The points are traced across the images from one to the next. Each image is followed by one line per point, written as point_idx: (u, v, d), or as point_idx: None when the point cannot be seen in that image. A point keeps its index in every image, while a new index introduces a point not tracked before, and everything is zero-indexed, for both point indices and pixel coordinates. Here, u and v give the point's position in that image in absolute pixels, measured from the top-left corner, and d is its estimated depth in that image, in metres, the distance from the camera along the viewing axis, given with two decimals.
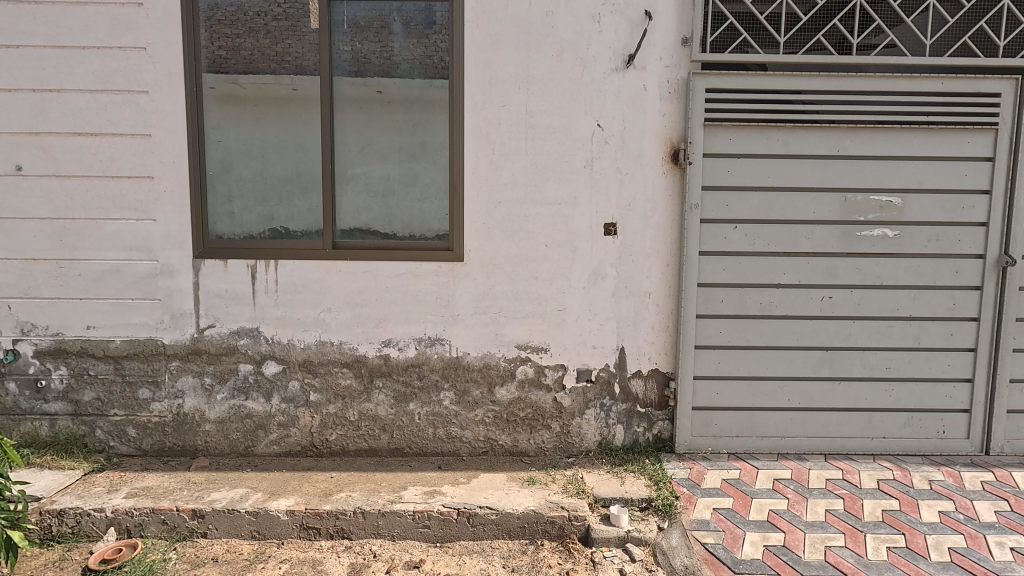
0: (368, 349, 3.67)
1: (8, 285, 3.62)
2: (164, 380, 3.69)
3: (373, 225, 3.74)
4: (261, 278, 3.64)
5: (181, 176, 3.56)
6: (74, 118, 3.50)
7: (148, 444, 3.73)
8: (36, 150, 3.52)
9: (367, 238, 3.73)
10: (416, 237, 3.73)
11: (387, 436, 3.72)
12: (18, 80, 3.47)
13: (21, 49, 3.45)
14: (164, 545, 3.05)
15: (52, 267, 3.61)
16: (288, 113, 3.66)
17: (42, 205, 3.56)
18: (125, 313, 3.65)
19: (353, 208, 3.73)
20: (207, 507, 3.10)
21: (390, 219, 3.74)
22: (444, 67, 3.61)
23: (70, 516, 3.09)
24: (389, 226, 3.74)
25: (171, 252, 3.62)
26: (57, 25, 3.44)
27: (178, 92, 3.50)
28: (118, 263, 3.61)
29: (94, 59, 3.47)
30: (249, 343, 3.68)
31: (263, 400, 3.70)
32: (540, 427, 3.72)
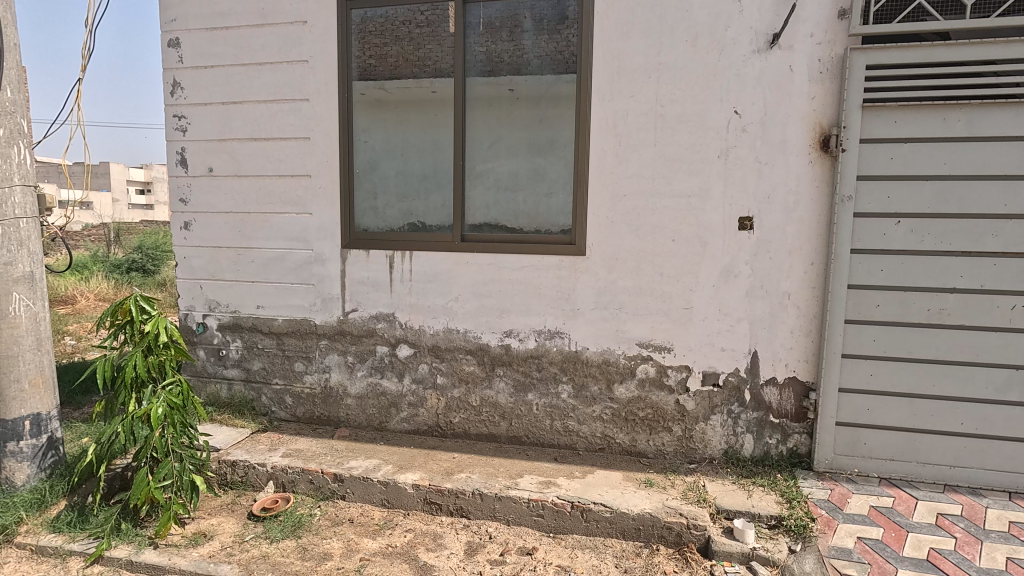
0: (491, 339, 3.81)
1: (201, 268, 4.31)
2: (316, 356, 4.15)
3: (499, 219, 3.86)
4: (398, 268, 3.94)
5: (334, 175, 3.97)
6: (252, 126, 4.05)
7: (300, 411, 4.23)
8: (223, 154, 4.14)
9: (493, 232, 3.86)
10: (540, 231, 3.78)
11: (506, 423, 3.84)
12: (212, 95, 4.10)
13: (215, 69, 4.08)
14: (311, 502, 3.44)
15: (233, 253, 4.22)
16: (426, 114, 3.91)
17: (227, 201, 4.18)
18: (286, 296, 4.16)
19: (481, 202, 3.88)
20: (346, 472, 3.44)
21: (515, 213, 3.83)
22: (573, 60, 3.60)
23: (240, 467, 3.61)
24: (514, 220, 3.83)
25: (323, 243, 4.05)
26: (242, 46, 4.00)
27: (333, 98, 3.90)
28: (282, 251, 4.13)
29: (268, 74, 3.98)
30: (385, 327, 4.00)
31: (397, 379, 4.01)
32: (661, 429, 3.59)
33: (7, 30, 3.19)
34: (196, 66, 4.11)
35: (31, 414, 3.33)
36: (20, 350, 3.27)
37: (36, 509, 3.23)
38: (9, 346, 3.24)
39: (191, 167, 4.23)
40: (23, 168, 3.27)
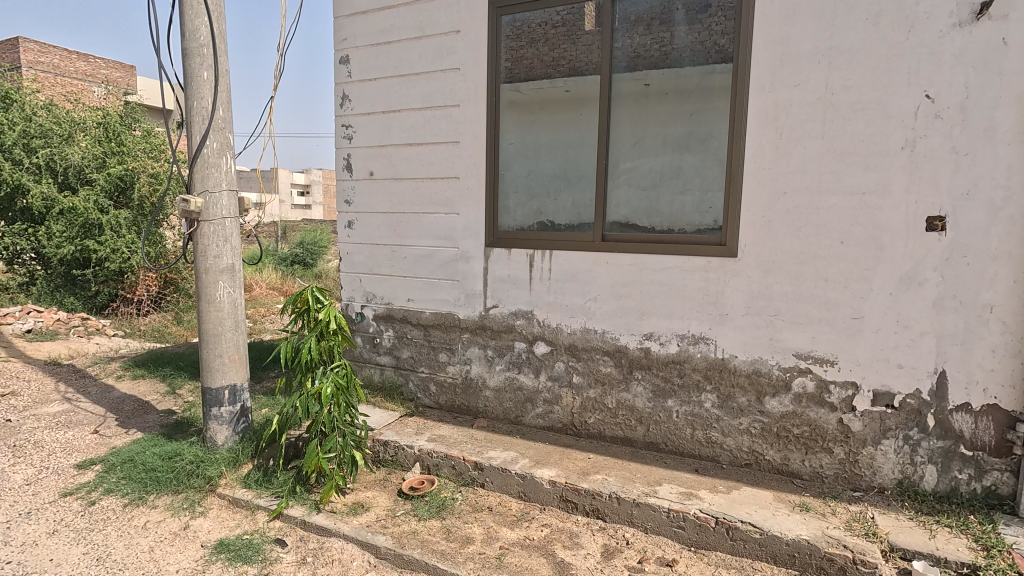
0: (629, 341, 3.73)
1: (361, 263, 4.76)
2: (458, 348, 4.38)
3: (627, 217, 3.78)
4: (538, 266, 4.01)
5: (480, 176, 4.15)
6: (408, 132, 4.37)
7: (442, 399, 4.49)
8: (382, 159, 4.52)
9: (623, 231, 3.79)
10: (672, 232, 3.65)
11: (643, 428, 3.74)
12: (375, 105, 4.50)
13: (377, 81, 4.46)
14: (453, 486, 3.64)
15: (388, 250, 4.60)
16: (568, 113, 3.92)
17: (385, 202, 4.56)
18: (433, 290, 4.44)
19: (610, 203, 3.83)
20: (485, 462, 3.58)
21: (646, 212, 3.72)
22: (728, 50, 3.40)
23: (390, 446, 3.92)
24: (642, 219, 3.74)
25: (469, 241, 4.25)
26: (401, 58, 4.33)
27: (482, 103, 4.07)
28: (431, 248, 4.41)
29: (423, 83, 4.27)
30: (524, 324, 4.10)
31: (533, 376, 4.09)
32: (819, 449, 3.27)
33: (221, 59, 3.76)
34: (362, 80, 4.53)
35: (230, 385, 3.91)
36: (223, 329, 3.85)
37: (231, 466, 3.80)
38: (216, 326, 3.83)
39: (356, 171, 4.67)
40: (230, 175, 3.84)
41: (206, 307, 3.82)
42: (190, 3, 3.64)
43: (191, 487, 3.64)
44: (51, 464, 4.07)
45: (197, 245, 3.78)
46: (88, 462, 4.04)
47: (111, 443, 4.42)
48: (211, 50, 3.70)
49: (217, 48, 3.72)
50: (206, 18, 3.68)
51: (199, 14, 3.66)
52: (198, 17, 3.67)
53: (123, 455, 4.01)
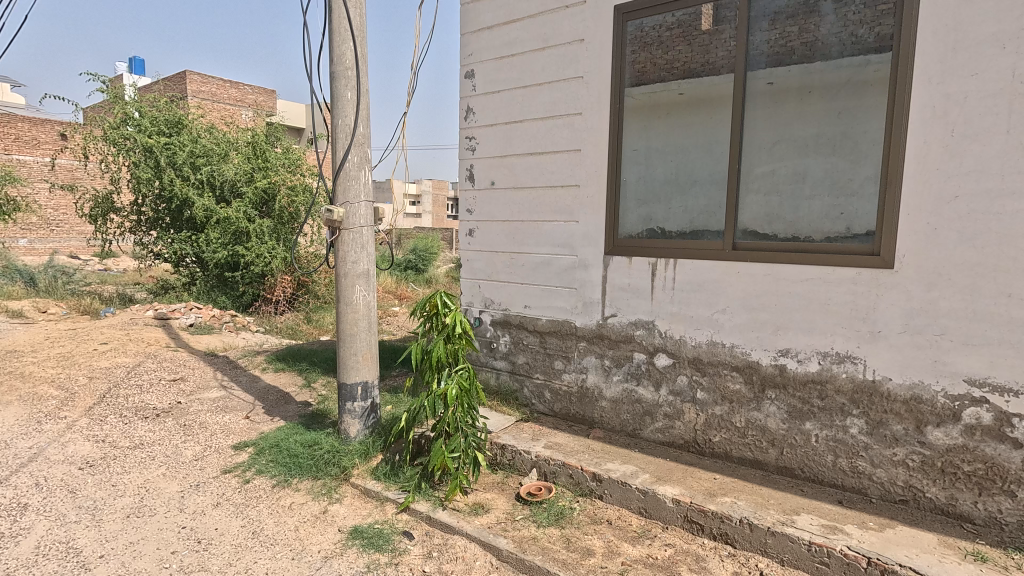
0: (762, 357, 3.50)
1: (480, 269, 4.91)
2: (574, 357, 4.36)
3: (749, 223, 3.61)
4: (661, 275, 3.89)
5: (601, 184, 4.12)
6: (530, 141, 4.45)
7: (557, 406, 4.50)
8: (504, 169, 4.64)
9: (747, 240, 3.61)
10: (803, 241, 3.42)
11: (775, 451, 3.49)
12: (498, 116, 4.63)
13: (501, 93, 4.60)
14: (570, 496, 3.61)
15: (507, 257, 4.71)
16: (697, 116, 3.79)
17: (505, 210, 4.67)
18: (550, 298, 4.46)
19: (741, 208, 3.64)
20: (604, 473, 3.52)
21: (777, 219, 3.51)
22: (880, 40, 3.10)
23: (508, 450, 3.98)
24: (768, 227, 3.54)
25: (588, 249, 4.22)
26: (524, 70, 4.43)
27: (605, 110, 4.04)
28: (549, 256, 4.44)
29: (546, 93, 4.33)
30: (644, 334, 3.99)
31: (653, 388, 3.96)
32: (996, 492, 2.84)
33: (363, 80, 4.08)
34: (486, 92, 4.70)
35: (363, 382, 4.19)
36: (358, 330, 4.14)
37: (363, 458, 4.07)
38: (352, 327, 4.13)
39: (477, 181, 4.84)
40: (367, 186, 4.14)
41: (344, 309, 4.13)
42: (339, 30, 3.98)
43: (327, 475, 3.94)
44: (213, 444, 4.62)
45: (338, 251, 4.11)
46: (242, 444, 4.53)
47: (260, 428, 4.92)
48: (355, 72, 4.03)
49: (360, 70, 4.04)
50: (351, 42, 4.01)
51: (346, 39, 4.00)
52: (345, 43, 4.01)
53: (270, 440, 4.44)
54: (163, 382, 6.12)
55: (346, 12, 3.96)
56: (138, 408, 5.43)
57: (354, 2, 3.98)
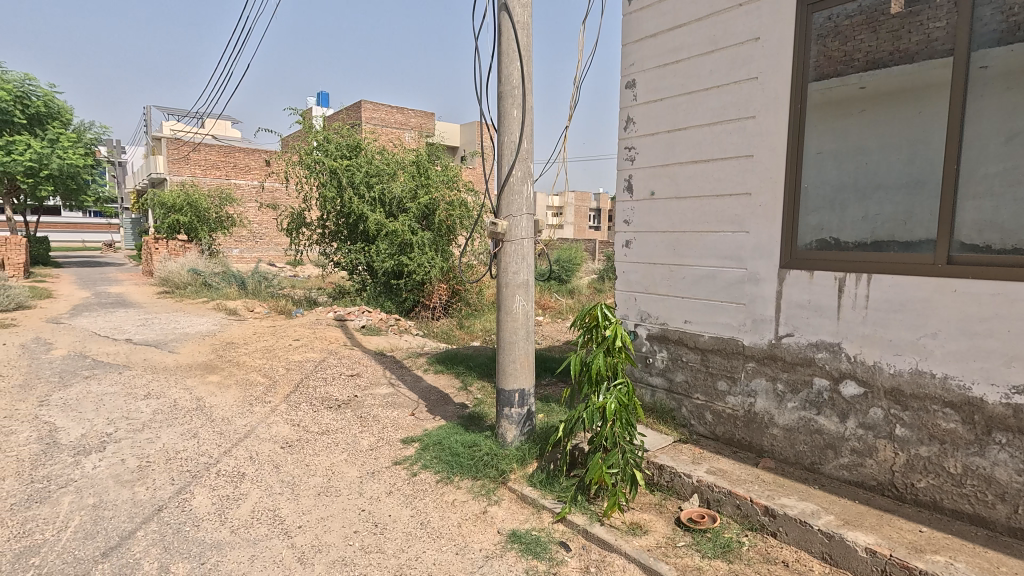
0: (988, 393, 2.92)
1: (636, 282, 4.79)
2: (740, 378, 4.05)
3: (975, 234, 3.04)
4: (850, 292, 3.45)
5: (776, 191, 3.79)
6: (694, 149, 4.26)
7: (720, 430, 4.21)
8: (666, 178, 4.50)
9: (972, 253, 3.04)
10: None
11: (1006, 508, 2.89)
12: (660, 125, 4.51)
13: (663, 100, 4.47)
14: (737, 529, 3.33)
15: (666, 269, 4.54)
16: (901, 110, 3.33)
17: (665, 221, 4.52)
18: (714, 313, 4.20)
19: (960, 215, 3.10)
20: (779, 508, 3.20)
21: (1013, 228, 2.92)
22: None
23: (666, 472, 3.81)
24: (1000, 238, 2.96)
25: (758, 262, 3.90)
26: (690, 75, 4.27)
27: (783, 111, 3.73)
28: (714, 269, 4.18)
29: (714, 97, 4.11)
30: (827, 358, 3.58)
31: (837, 420, 3.53)
32: None
33: (528, 97, 4.23)
34: (647, 101, 4.61)
35: (520, 389, 4.32)
36: (517, 338, 4.28)
37: (519, 463, 4.18)
38: (511, 334, 4.28)
39: (636, 192, 4.74)
40: (529, 200, 4.29)
41: (505, 317, 4.30)
42: (508, 52, 4.18)
43: (486, 476, 4.10)
44: (385, 436, 5.07)
45: (501, 262, 4.29)
46: (410, 439, 4.91)
47: (424, 425, 5.30)
48: (521, 90, 4.20)
49: (526, 88, 4.20)
50: (519, 62, 4.18)
51: (514, 60, 4.19)
52: (512, 63, 4.19)
53: (434, 437, 4.76)
54: (343, 376, 6.89)
55: (514, 34, 4.15)
56: (324, 398, 6.16)
57: (522, 23, 4.16)
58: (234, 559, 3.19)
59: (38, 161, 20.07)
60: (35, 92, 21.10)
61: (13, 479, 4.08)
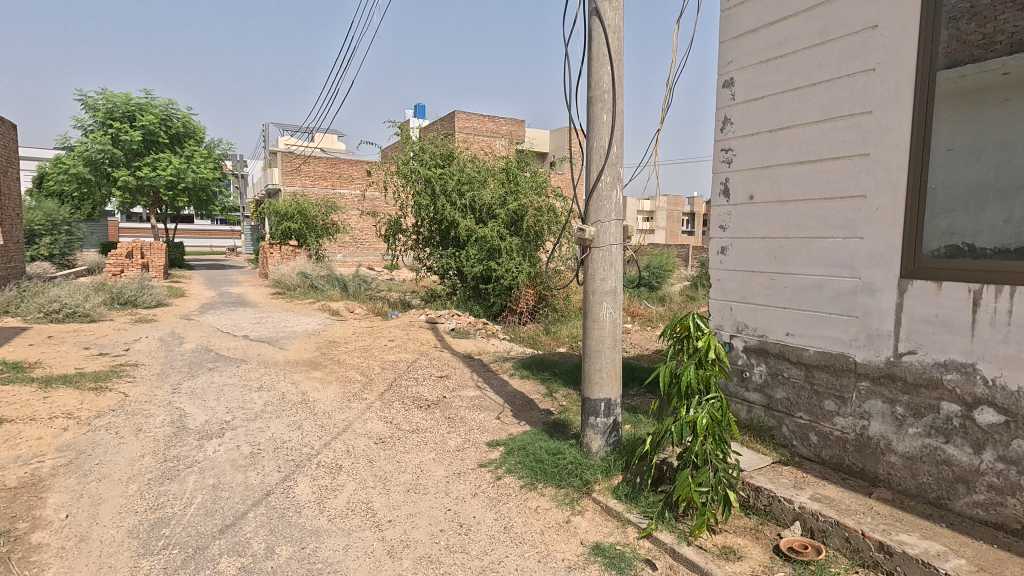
0: None
1: (732, 290, 4.53)
2: (851, 398, 3.70)
3: None
4: (988, 306, 3.03)
5: (896, 193, 3.43)
6: (800, 149, 3.97)
7: (826, 453, 3.87)
8: (767, 181, 4.22)
9: None
10: None
11: None
12: (761, 124, 4.25)
13: (765, 98, 4.21)
14: (846, 564, 3.03)
15: (766, 278, 4.25)
16: None
17: (766, 226, 4.24)
18: (822, 326, 3.87)
19: None
20: (896, 545, 2.87)
21: None
22: None
23: (764, 495, 3.55)
24: None
25: (874, 271, 3.54)
26: (796, 70, 3.98)
27: (906, 105, 3.37)
28: (821, 278, 3.86)
29: (823, 92, 3.81)
30: (958, 380, 3.17)
31: (970, 451, 3.12)
32: None
33: (619, 101, 4.16)
34: (746, 100, 4.36)
35: (606, 399, 4.23)
36: (603, 346, 4.20)
37: (604, 475, 4.09)
38: (598, 343, 4.21)
39: (733, 196, 4.49)
40: (618, 206, 4.21)
41: (591, 325, 4.24)
42: (598, 56, 4.14)
43: (570, 486, 4.05)
44: (471, 438, 5.18)
45: (588, 269, 4.23)
46: (495, 442, 4.97)
47: (509, 429, 5.35)
48: (611, 95, 4.13)
49: (616, 92, 4.13)
50: (609, 66, 4.12)
51: (604, 64, 4.13)
52: (603, 68, 4.14)
53: (519, 442, 4.78)
54: (433, 377, 7.13)
55: (605, 38, 4.10)
56: (415, 398, 6.41)
57: (613, 27, 4.10)
58: (330, 547, 3.39)
59: (177, 176, 22.72)
60: (176, 115, 23.94)
61: (150, 458, 4.61)
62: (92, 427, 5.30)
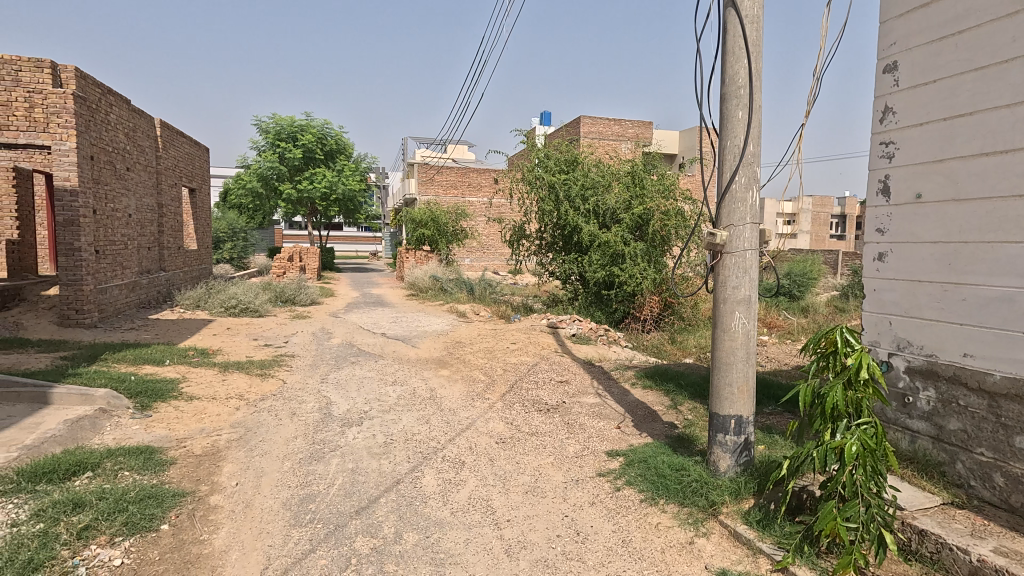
0: None
1: (892, 303, 3.98)
2: None
3: None
4: None
5: None
6: (985, 138, 3.39)
7: (1016, 500, 3.25)
8: (940, 177, 3.66)
9: None
10: None
11: None
12: (933, 112, 3.70)
13: (939, 82, 3.66)
14: None
15: (937, 289, 3.67)
16: None
17: (937, 229, 3.67)
18: (1011, 347, 3.25)
19: None
20: None
21: None
22: None
23: (931, 540, 3.06)
24: None
25: None
26: (980, 47, 3.41)
27: None
28: (1011, 290, 3.25)
29: (1017, 70, 3.22)
30: None
31: None
32: None
33: (756, 97, 3.88)
34: (914, 86, 3.82)
35: (736, 415, 3.95)
36: (735, 359, 3.92)
37: (733, 497, 3.80)
38: (728, 355, 3.94)
39: (895, 195, 3.95)
40: (754, 208, 3.91)
41: (722, 335, 3.98)
42: (733, 50, 3.89)
43: (695, 505, 3.82)
44: (590, 446, 5.11)
45: (718, 276, 3.99)
46: (615, 452, 4.86)
47: (630, 440, 5.20)
48: (748, 90, 3.86)
49: (754, 87, 3.85)
50: (746, 60, 3.86)
51: (740, 58, 3.88)
52: (738, 62, 3.88)
53: (639, 454, 4.63)
54: (553, 382, 7.16)
55: (741, 29, 3.84)
56: (535, 401, 6.49)
57: (751, 17, 3.83)
58: (452, 539, 3.54)
59: (330, 188, 25.40)
60: (330, 134, 26.78)
61: (302, 439, 5.19)
62: (257, 408, 6.09)
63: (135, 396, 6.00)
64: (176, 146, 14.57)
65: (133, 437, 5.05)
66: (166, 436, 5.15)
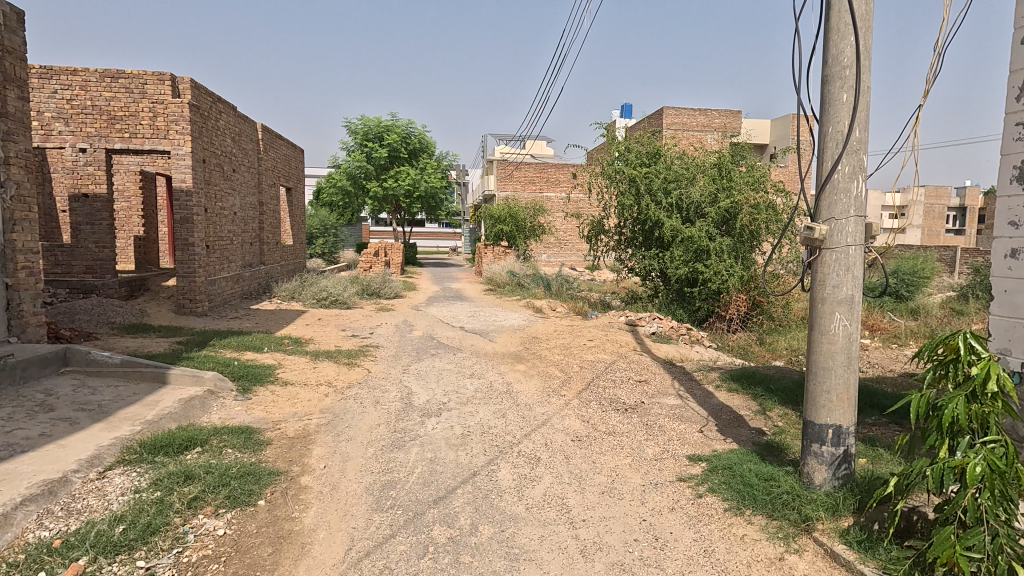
0: None
1: None
2: None
3: None
4: None
5: None
6: None
7: None
8: None
9: None
10: None
11: None
12: None
13: None
14: None
15: None
16: None
17: None
18: None
19: None
20: None
21: None
22: None
23: None
24: None
25: None
26: None
27: None
28: None
29: None
30: None
31: None
32: None
33: (864, 76, 3.53)
34: None
35: (835, 425, 3.64)
36: (834, 364, 3.61)
37: (830, 513, 3.51)
38: (827, 359, 3.63)
39: None
40: (859, 199, 3.57)
41: (819, 338, 3.67)
42: (838, 27, 3.56)
43: (785, 519, 3.56)
44: (670, 449, 4.92)
45: (816, 273, 3.69)
46: (697, 457, 4.64)
47: (713, 445, 4.95)
48: (854, 70, 3.52)
49: (861, 66, 3.50)
50: (853, 37, 3.52)
51: (846, 35, 3.54)
52: (844, 39, 3.55)
53: (724, 461, 4.39)
54: (632, 381, 6.98)
55: (848, 4, 3.50)
56: (613, 400, 6.36)
57: None
58: (527, 534, 3.53)
59: (413, 186, 26.31)
60: (413, 133, 27.70)
61: (384, 427, 5.40)
62: (344, 395, 6.41)
63: (238, 379, 6.51)
64: (275, 149, 15.64)
65: (235, 417, 5.48)
66: (263, 417, 5.55)
